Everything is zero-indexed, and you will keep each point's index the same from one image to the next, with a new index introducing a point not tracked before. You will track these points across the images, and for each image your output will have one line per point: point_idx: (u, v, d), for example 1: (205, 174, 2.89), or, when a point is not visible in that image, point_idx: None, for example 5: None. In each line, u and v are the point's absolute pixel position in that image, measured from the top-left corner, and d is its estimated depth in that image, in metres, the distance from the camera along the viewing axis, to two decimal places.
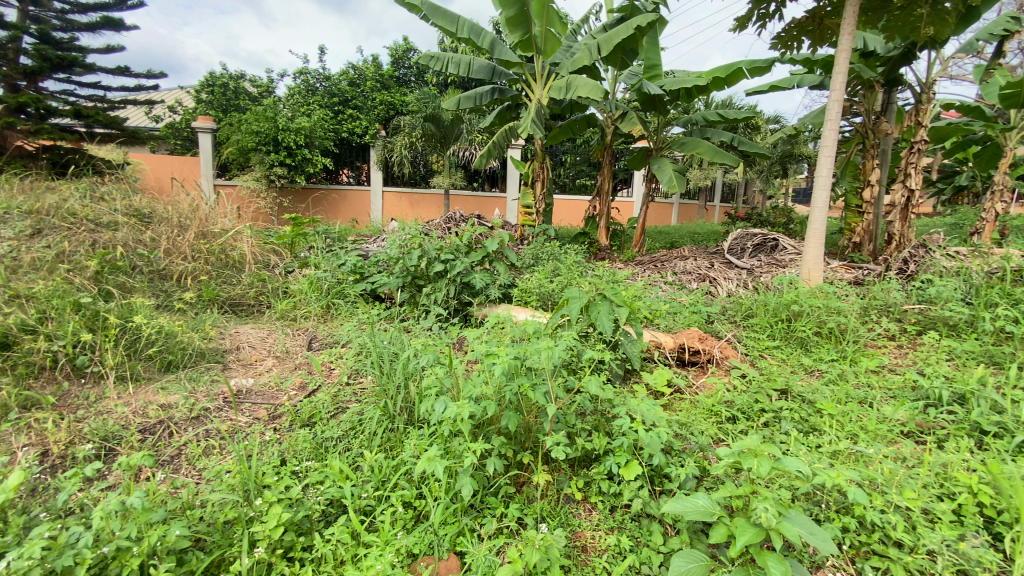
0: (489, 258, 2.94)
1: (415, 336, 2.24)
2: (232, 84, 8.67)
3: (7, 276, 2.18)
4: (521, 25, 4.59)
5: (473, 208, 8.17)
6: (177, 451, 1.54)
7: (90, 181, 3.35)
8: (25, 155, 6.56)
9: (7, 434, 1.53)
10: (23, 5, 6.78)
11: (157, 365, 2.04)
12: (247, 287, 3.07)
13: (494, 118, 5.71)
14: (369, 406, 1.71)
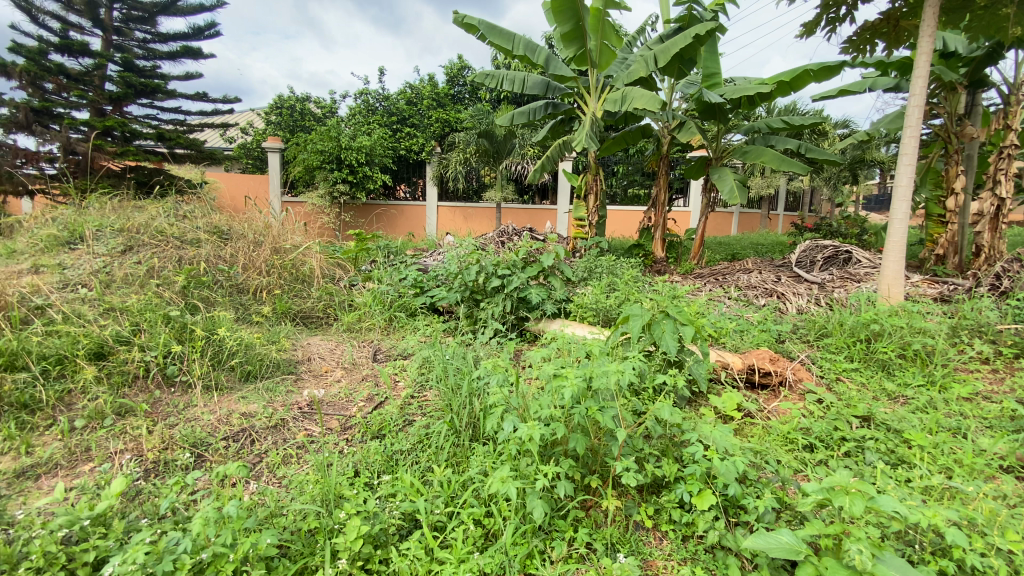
0: (545, 273, 2.89)
1: (476, 352, 2.28)
2: (299, 106, 9.22)
3: (104, 291, 2.40)
4: (576, 40, 4.62)
5: (525, 220, 8.25)
6: (258, 459, 1.64)
7: (177, 201, 3.65)
8: (119, 176, 7.23)
9: (106, 440, 1.68)
10: (107, 35, 7.59)
11: (238, 375, 2.18)
12: (316, 300, 3.24)
13: (547, 132, 5.75)
14: (436, 420, 1.75)
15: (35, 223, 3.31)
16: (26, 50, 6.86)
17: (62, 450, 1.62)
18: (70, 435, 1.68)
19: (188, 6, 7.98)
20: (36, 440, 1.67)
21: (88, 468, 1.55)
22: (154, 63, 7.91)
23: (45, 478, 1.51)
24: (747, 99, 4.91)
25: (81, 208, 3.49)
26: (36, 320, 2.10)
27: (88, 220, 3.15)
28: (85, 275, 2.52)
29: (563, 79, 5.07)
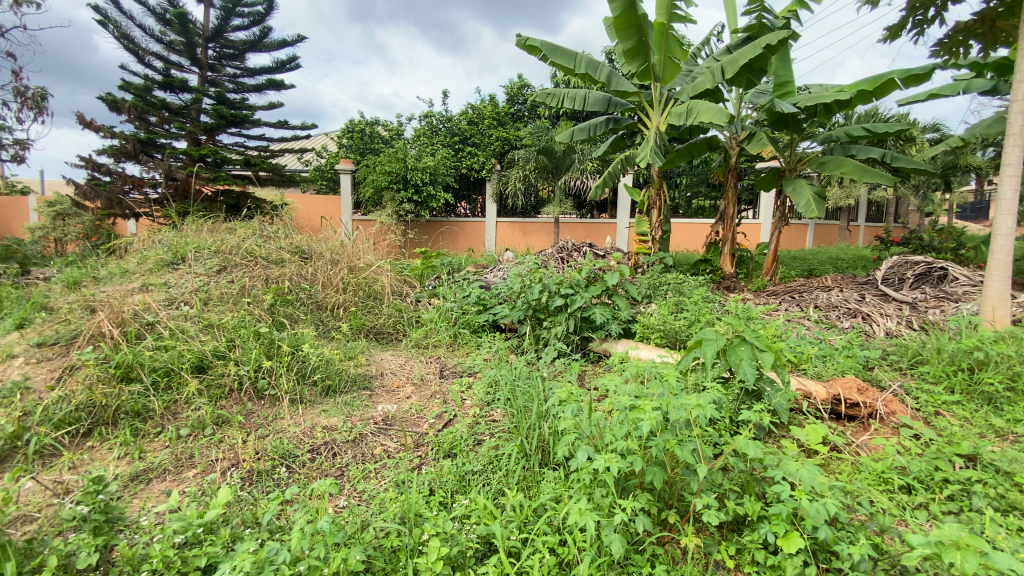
0: (609, 293, 2.86)
1: (542, 371, 2.30)
2: (368, 130, 9.76)
3: (205, 308, 2.65)
4: (639, 55, 4.60)
5: (585, 236, 8.22)
6: (339, 472, 1.73)
7: (262, 223, 3.95)
8: (210, 199, 7.94)
9: (207, 447, 1.85)
10: (204, 72, 8.40)
11: (319, 389, 2.33)
12: (387, 317, 3.40)
13: (609, 147, 5.73)
14: (506, 442, 1.78)
15: (145, 245, 3.70)
16: (136, 88, 7.70)
17: (170, 456, 1.79)
18: (178, 442, 1.86)
19: (273, 42, 8.70)
20: (149, 446, 1.86)
21: (192, 474, 1.71)
22: (243, 95, 8.65)
23: (156, 481, 1.67)
24: (823, 107, 4.66)
25: (182, 230, 3.86)
26: (148, 335, 2.34)
27: (187, 242, 3.48)
28: (187, 293, 2.79)
29: (625, 95, 5.05)
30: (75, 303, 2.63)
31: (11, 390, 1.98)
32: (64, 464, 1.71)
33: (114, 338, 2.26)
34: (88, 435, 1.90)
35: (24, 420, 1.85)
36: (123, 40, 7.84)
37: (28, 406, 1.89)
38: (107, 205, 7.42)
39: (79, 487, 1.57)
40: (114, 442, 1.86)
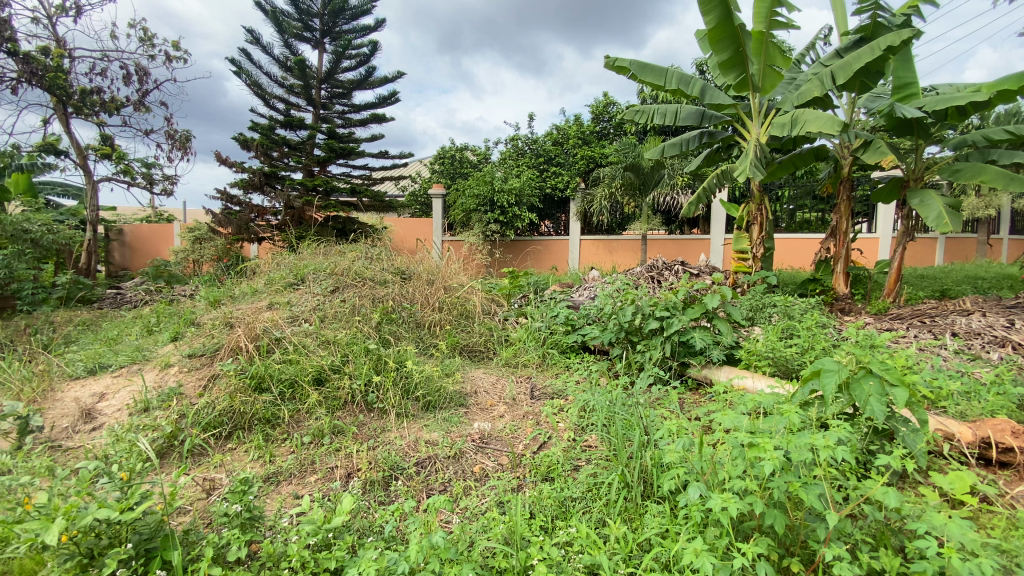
0: (709, 316, 2.73)
1: (638, 396, 2.24)
2: (458, 155, 10.26)
3: (321, 325, 2.91)
4: (735, 67, 4.42)
5: (676, 253, 7.90)
6: (443, 487, 1.81)
7: (366, 246, 4.28)
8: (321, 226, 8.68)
9: (326, 455, 2.02)
10: (317, 110, 9.33)
11: (421, 405, 2.46)
12: (479, 335, 3.51)
13: (702, 162, 5.53)
14: (604, 470, 1.75)
15: (270, 267, 4.16)
16: (263, 128, 8.74)
17: (296, 461, 1.98)
18: (302, 449, 2.06)
19: (376, 79, 9.48)
20: (277, 451, 2.08)
21: (313, 478, 1.88)
22: (350, 129, 9.50)
23: (284, 484, 1.85)
24: (955, 109, 4.16)
25: (299, 254, 4.29)
26: (277, 349, 2.62)
27: (305, 264, 3.87)
28: (306, 311, 3.09)
29: (720, 108, 4.87)
30: (216, 319, 3.02)
31: (170, 395, 2.31)
32: (210, 462, 1.96)
33: (250, 351, 2.56)
34: (228, 437, 2.15)
35: (181, 421, 2.14)
36: (253, 87, 8.95)
37: (184, 408, 2.19)
38: (237, 231, 8.43)
39: (225, 485, 1.79)
40: (250, 445, 2.09)
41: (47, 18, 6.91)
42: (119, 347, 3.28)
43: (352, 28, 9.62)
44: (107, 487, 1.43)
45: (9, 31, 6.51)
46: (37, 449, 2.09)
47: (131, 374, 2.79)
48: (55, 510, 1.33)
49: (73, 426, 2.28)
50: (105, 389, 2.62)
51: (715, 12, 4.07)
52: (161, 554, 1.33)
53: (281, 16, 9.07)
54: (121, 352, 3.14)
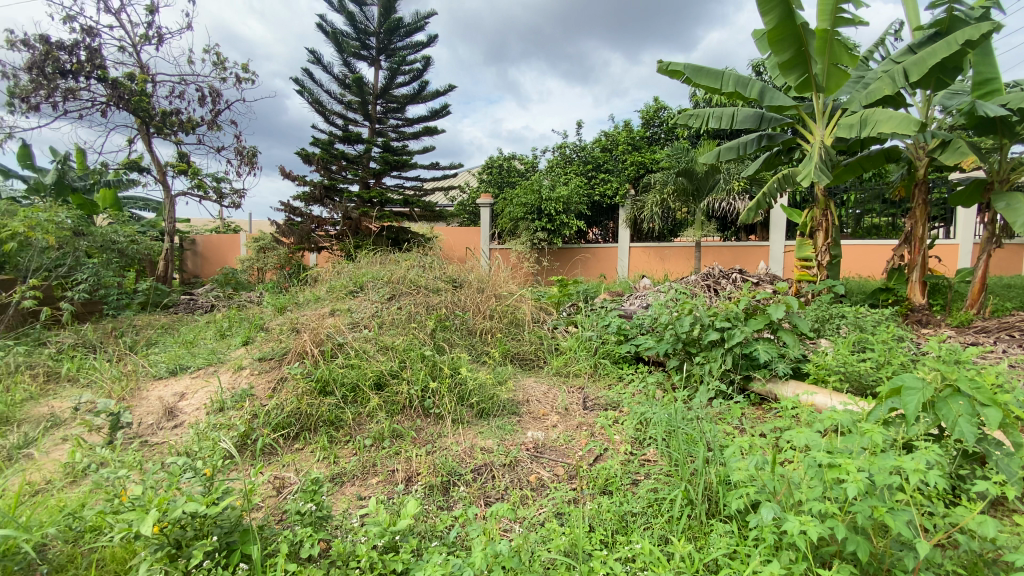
0: (772, 327, 2.62)
1: (698, 410, 2.17)
2: (505, 165, 10.39)
3: (380, 332, 3.02)
4: (797, 67, 4.25)
5: (732, 261, 7.60)
6: (500, 495, 1.82)
7: (419, 255, 4.41)
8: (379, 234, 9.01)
9: (387, 458, 2.08)
10: (373, 124, 9.72)
11: (476, 412, 2.49)
12: (529, 343, 3.52)
13: (760, 166, 5.33)
14: (665, 485, 1.71)
15: (330, 276, 4.35)
16: (323, 143, 9.19)
17: (358, 463, 2.05)
18: (364, 451, 2.13)
19: (429, 93, 9.78)
20: (341, 452, 2.16)
21: (375, 481, 1.94)
22: (404, 142, 9.82)
23: (347, 485, 1.92)
24: None
25: (356, 263, 4.46)
26: (340, 354, 2.74)
27: (364, 273, 4.03)
28: (366, 318, 3.21)
29: (780, 109, 4.68)
30: (283, 324, 3.19)
31: (243, 395, 2.45)
32: (280, 461, 2.06)
33: (315, 355, 2.69)
34: (295, 438, 2.26)
35: (253, 420, 2.26)
36: (315, 104, 9.43)
37: (256, 409, 2.32)
38: (299, 240, 8.83)
39: (294, 484, 1.88)
40: (315, 446, 2.19)
41: (134, 47, 7.58)
42: (196, 350, 3.52)
43: (406, 44, 9.98)
44: (193, 481, 1.53)
45: (101, 60, 7.18)
46: (127, 443, 2.27)
47: (207, 375, 2.99)
48: (149, 503, 1.45)
49: (158, 423, 2.47)
50: (184, 389, 2.82)
51: (775, 12, 3.94)
52: (240, 547, 1.41)
53: (341, 36, 9.53)
54: (198, 354, 3.37)
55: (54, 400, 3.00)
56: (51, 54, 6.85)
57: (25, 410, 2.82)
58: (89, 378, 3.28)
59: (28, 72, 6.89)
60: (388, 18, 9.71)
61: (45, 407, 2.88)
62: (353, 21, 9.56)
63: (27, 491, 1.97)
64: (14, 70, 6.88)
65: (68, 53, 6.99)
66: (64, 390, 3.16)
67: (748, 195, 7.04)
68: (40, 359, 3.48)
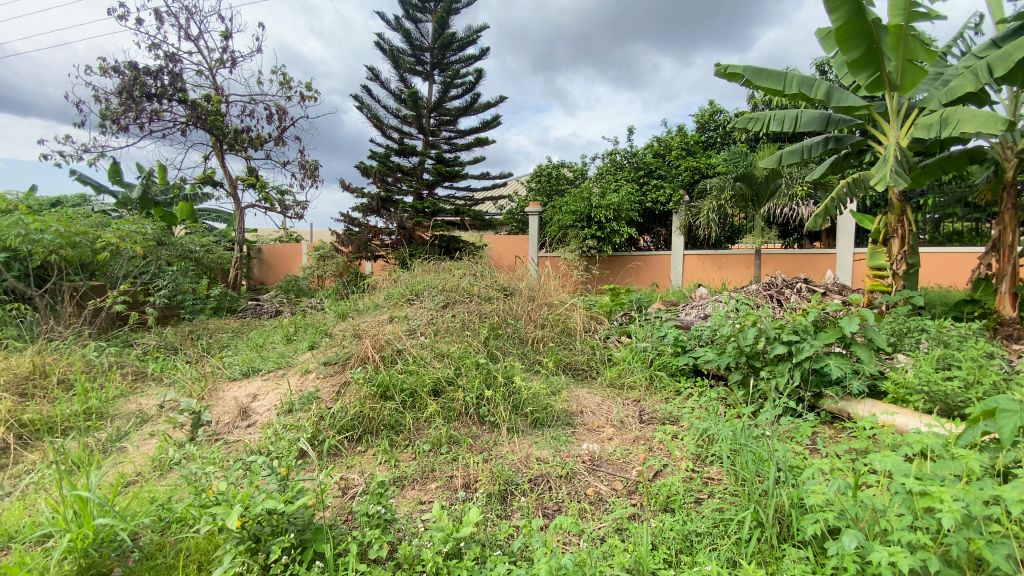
0: (845, 341, 2.49)
1: (764, 427, 2.09)
2: (555, 172, 10.42)
3: (436, 339, 3.09)
4: (868, 65, 4.02)
5: (796, 270, 7.24)
6: (557, 507, 1.82)
7: (471, 263, 4.49)
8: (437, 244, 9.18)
9: (445, 464, 2.13)
10: (427, 137, 10.03)
11: (530, 421, 2.50)
12: (582, 353, 3.49)
13: (827, 170, 5.07)
14: (732, 505, 1.65)
15: (387, 284, 4.51)
16: (380, 156, 9.57)
17: (418, 468, 2.10)
18: (423, 457, 2.19)
19: (481, 105, 9.98)
20: (401, 456, 2.23)
21: (434, 486, 1.98)
22: (456, 153, 10.06)
23: (408, 488, 1.97)
24: None
25: (411, 271, 4.60)
26: (399, 360, 2.83)
27: (420, 281, 4.15)
28: (422, 325, 3.30)
29: (849, 110, 4.44)
30: (346, 330, 3.34)
31: (310, 398, 2.58)
32: (345, 463, 2.15)
33: (377, 361, 2.79)
34: (358, 440, 2.35)
35: (319, 422, 2.37)
36: (372, 119, 9.84)
37: (322, 411, 2.43)
38: (357, 249, 9.12)
39: (358, 486, 1.95)
40: (377, 449, 2.27)
41: (210, 70, 8.20)
42: (266, 353, 3.74)
43: (459, 58, 10.25)
44: (270, 480, 1.64)
45: (181, 84, 7.81)
46: (206, 440, 2.44)
47: (276, 378, 3.16)
48: (232, 499, 1.55)
49: (233, 422, 2.64)
50: (257, 391, 3.00)
51: (842, 9, 3.75)
52: (313, 545, 1.48)
53: (397, 53, 9.91)
54: (267, 358, 3.57)
55: (141, 398, 3.26)
56: (139, 80, 7.53)
57: (117, 406, 3.08)
58: (171, 378, 3.54)
59: (120, 96, 7.60)
60: (442, 33, 10.02)
61: (134, 404, 3.14)
62: (408, 38, 9.94)
63: (121, 481, 2.15)
64: (108, 95, 7.61)
65: (154, 77, 7.65)
66: (150, 388, 3.43)
67: (812, 200, 6.70)
68: (129, 360, 3.79)
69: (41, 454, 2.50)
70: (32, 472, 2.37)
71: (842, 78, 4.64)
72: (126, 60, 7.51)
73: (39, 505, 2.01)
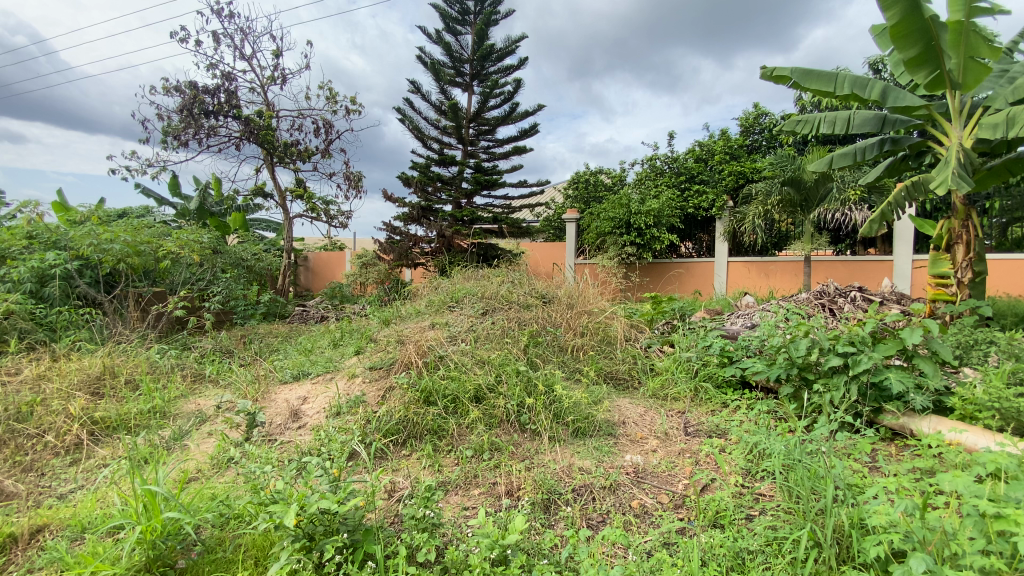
0: (905, 354, 2.37)
1: (818, 443, 2.01)
2: (593, 179, 10.38)
3: (477, 346, 3.13)
4: (927, 63, 3.83)
5: (849, 277, 6.92)
6: (602, 519, 1.80)
7: (510, 271, 4.52)
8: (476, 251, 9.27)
9: (488, 470, 2.15)
10: (466, 147, 10.20)
11: (571, 430, 2.49)
12: (623, 362, 3.44)
13: (882, 173, 4.83)
14: (786, 524, 1.59)
15: (428, 291, 4.60)
16: (420, 166, 9.81)
17: (461, 473, 2.13)
18: (466, 462, 2.21)
19: (519, 114, 10.07)
20: (444, 461, 2.26)
21: (478, 492, 2.00)
22: (494, 162, 10.18)
23: (451, 493, 2.00)
24: None
25: (452, 279, 4.67)
26: (441, 365, 2.87)
27: (460, 288, 4.21)
28: (463, 331, 3.35)
29: (906, 111, 4.23)
30: (390, 336, 3.43)
31: (356, 402, 2.66)
32: (392, 466, 2.21)
33: (420, 366, 2.84)
34: (403, 444, 2.40)
35: (366, 426, 2.44)
36: (414, 130, 10.10)
37: (368, 415, 2.50)
38: (398, 257, 9.31)
39: (404, 489, 2.00)
40: (421, 453, 2.31)
41: (262, 87, 8.64)
42: (314, 357, 3.88)
43: (498, 69, 10.39)
44: (322, 480, 1.70)
45: (235, 100, 8.25)
46: (260, 440, 2.56)
47: (325, 382, 3.28)
48: (288, 498, 1.62)
49: (285, 423, 2.75)
50: (307, 393, 3.12)
51: (897, 6, 3.59)
52: (363, 546, 1.52)
53: (438, 65, 10.15)
54: (316, 362, 3.71)
55: (199, 398, 3.45)
56: (198, 98, 8.01)
57: (178, 406, 3.26)
58: (227, 380, 3.73)
59: (180, 114, 8.11)
60: (481, 45, 10.20)
61: (193, 404, 3.32)
62: (449, 51, 10.17)
63: (183, 478, 2.28)
64: (170, 113, 8.14)
65: (211, 95, 8.12)
66: (207, 389, 3.62)
67: (866, 204, 6.34)
68: (188, 362, 4.02)
69: (110, 450, 2.68)
70: (104, 466, 2.55)
71: (898, 77, 4.43)
72: (186, 80, 8.02)
73: (110, 498, 2.15)
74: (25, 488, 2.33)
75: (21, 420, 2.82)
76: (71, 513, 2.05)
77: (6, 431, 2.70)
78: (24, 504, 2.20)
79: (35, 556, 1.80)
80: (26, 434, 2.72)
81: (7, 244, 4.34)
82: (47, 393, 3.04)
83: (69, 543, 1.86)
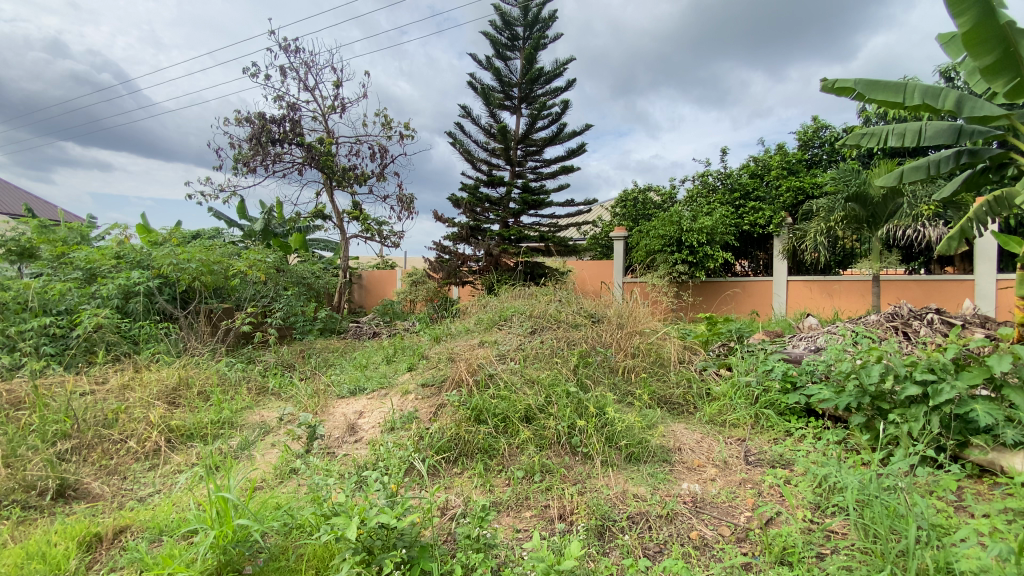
0: (993, 383, 2.18)
1: (896, 478, 1.88)
2: (641, 197, 10.32)
3: (526, 364, 3.15)
4: (1007, 71, 3.56)
5: (924, 298, 6.45)
6: (659, 549, 1.76)
7: (557, 289, 4.52)
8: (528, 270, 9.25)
9: (537, 492, 2.14)
10: (513, 167, 10.40)
11: (624, 455, 2.43)
12: (677, 387, 3.33)
13: (959, 186, 4.51)
14: (863, 565, 1.50)
15: (476, 309, 4.67)
16: (470, 187, 10.06)
17: (513, 494, 2.13)
18: (518, 483, 2.21)
19: (566, 135, 10.19)
20: (495, 481, 2.27)
21: (530, 514, 2.00)
22: (541, 182, 10.30)
23: (504, 514, 2.01)
24: None
25: (500, 297, 4.74)
26: (490, 384, 2.89)
27: (508, 307, 4.24)
28: (512, 350, 3.38)
29: (985, 120, 3.88)
30: (441, 353, 3.52)
31: (410, 418, 2.73)
32: (446, 483, 2.25)
33: (470, 384, 2.88)
34: (455, 462, 2.43)
35: (420, 441, 2.51)
36: (464, 153, 10.41)
37: (421, 431, 2.57)
38: (448, 275, 9.28)
39: (457, 508, 2.03)
40: (472, 472, 2.33)
41: (323, 116, 9.19)
42: (370, 372, 4.02)
43: (546, 91, 10.59)
44: (379, 496, 1.76)
45: (299, 129, 8.79)
46: (320, 453, 2.68)
47: (380, 397, 3.38)
48: (349, 511, 1.67)
49: (343, 437, 2.86)
50: (363, 408, 3.22)
51: (969, 12, 3.44)
52: (420, 562, 1.55)
53: (489, 91, 10.43)
54: (371, 377, 3.84)
55: (263, 410, 3.62)
56: (266, 127, 8.62)
57: (244, 416, 3.44)
58: (289, 393, 3.91)
59: (250, 142, 8.75)
60: (530, 69, 10.41)
61: (257, 416, 3.49)
62: (498, 76, 10.45)
63: (250, 486, 2.39)
64: (240, 142, 8.79)
65: (277, 125, 8.71)
66: (271, 402, 3.80)
67: (941, 219, 6.04)
68: (253, 375, 4.25)
69: (184, 457, 2.87)
70: (179, 472, 2.73)
71: (977, 84, 4.15)
72: (256, 111, 8.65)
73: (184, 503, 2.30)
74: (109, 490, 2.54)
75: (108, 426, 3.08)
76: (150, 515, 2.21)
77: (94, 436, 2.94)
78: (108, 505, 2.40)
79: (117, 556, 1.94)
80: (112, 439, 2.97)
81: (98, 264, 4.79)
82: (130, 401, 3.31)
83: (149, 544, 2.00)
